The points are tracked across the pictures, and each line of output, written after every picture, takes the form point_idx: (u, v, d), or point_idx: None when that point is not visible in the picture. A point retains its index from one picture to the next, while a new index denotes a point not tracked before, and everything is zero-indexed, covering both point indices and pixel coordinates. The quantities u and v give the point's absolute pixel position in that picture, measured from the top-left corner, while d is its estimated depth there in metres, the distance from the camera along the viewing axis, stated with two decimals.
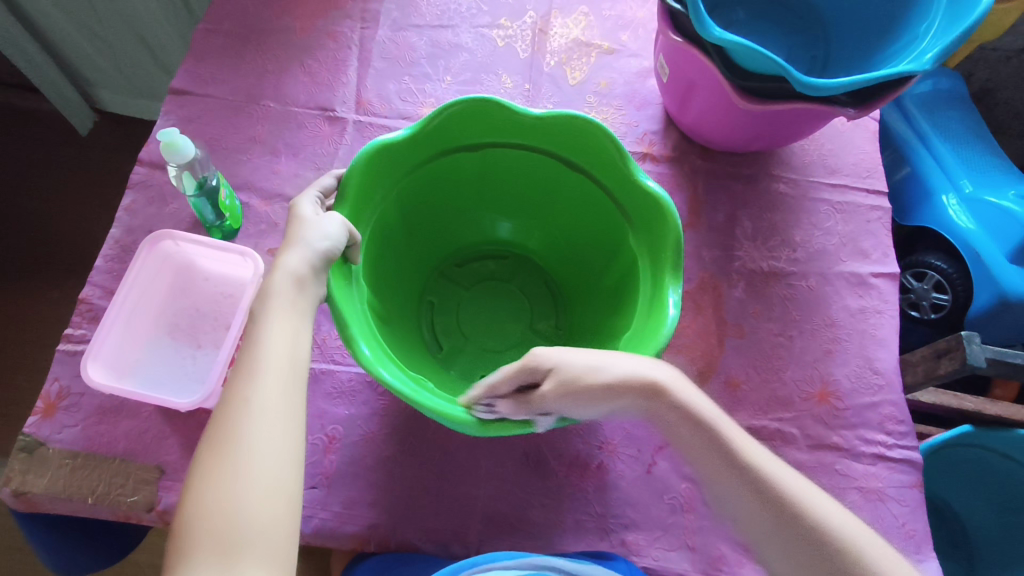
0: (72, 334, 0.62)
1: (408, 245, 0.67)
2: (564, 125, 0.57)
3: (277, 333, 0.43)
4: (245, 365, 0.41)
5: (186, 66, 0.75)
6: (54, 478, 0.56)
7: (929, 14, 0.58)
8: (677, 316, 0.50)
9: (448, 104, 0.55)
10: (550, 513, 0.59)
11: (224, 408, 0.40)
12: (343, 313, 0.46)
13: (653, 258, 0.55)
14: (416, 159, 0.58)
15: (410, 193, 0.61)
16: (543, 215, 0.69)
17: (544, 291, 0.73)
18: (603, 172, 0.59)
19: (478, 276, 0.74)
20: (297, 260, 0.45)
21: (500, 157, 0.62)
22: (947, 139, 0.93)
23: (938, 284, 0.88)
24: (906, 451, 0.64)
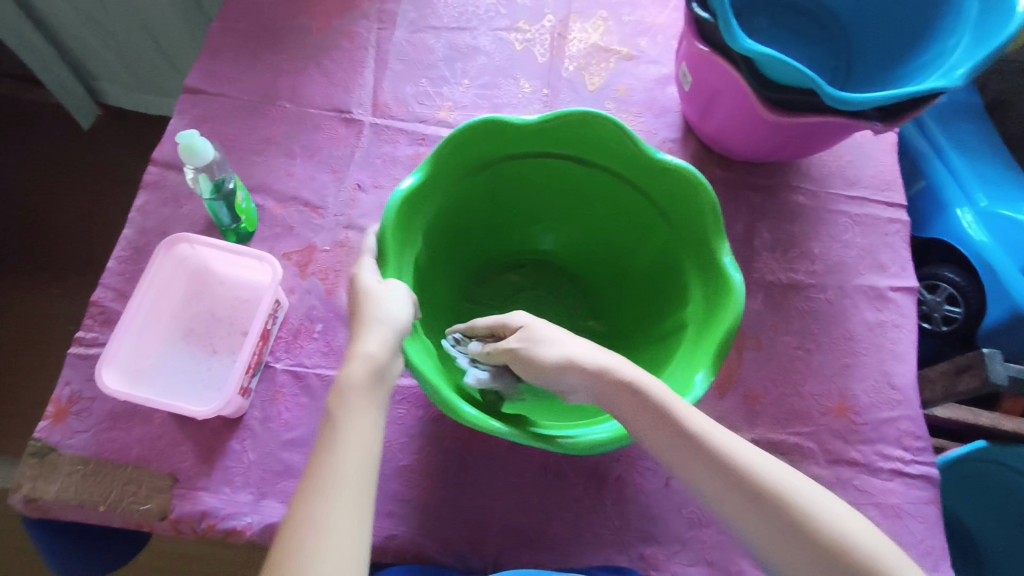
0: (84, 337, 0.61)
1: (441, 270, 0.65)
2: (589, 130, 0.56)
3: (357, 426, 0.42)
4: (316, 471, 0.40)
5: (200, 64, 0.74)
6: (65, 485, 0.56)
7: (957, 29, 0.58)
8: (741, 279, 0.52)
9: (467, 126, 0.53)
10: (568, 526, 0.58)
11: (287, 520, 0.38)
12: (428, 377, 0.45)
13: (704, 245, 0.56)
14: (448, 181, 0.56)
15: (442, 217, 0.60)
16: (566, 219, 0.68)
17: (575, 293, 0.73)
18: (634, 171, 0.58)
19: (506, 292, 0.72)
20: (376, 344, 0.44)
21: (524, 169, 0.61)
22: (962, 152, 0.92)
23: (951, 296, 0.88)
24: (923, 467, 0.64)
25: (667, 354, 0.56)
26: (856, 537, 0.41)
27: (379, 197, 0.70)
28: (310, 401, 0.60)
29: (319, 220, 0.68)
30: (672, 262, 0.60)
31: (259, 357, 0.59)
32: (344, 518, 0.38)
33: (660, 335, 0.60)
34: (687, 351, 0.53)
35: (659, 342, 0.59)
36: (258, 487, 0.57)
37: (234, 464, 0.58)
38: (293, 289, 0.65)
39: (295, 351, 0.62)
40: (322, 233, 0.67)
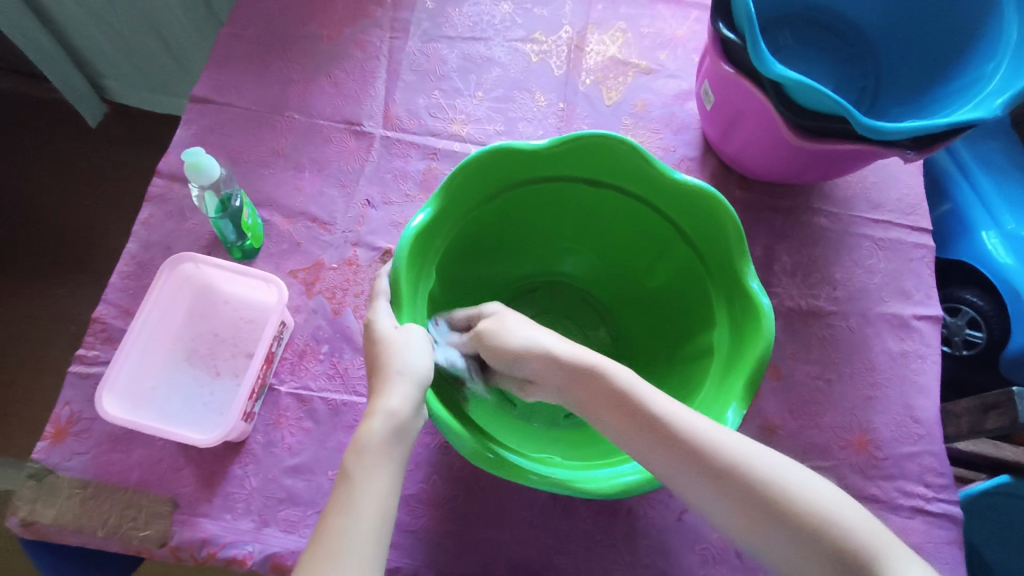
0: (85, 355, 0.59)
1: (455, 300, 0.63)
2: (602, 152, 0.54)
3: (374, 486, 0.40)
4: (328, 535, 0.38)
5: (208, 72, 0.72)
6: (64, 509, 0.54)
7: (995, 54, 0.55)
8: (769, 302, 0.49)
9: (479, 154, 0.52)
10: (577, 560, 0.56)
11: None
12: (453, 428, 0.44)
13: (730, 266, 0.53)
14: (461, 212, 0.54)
15: (455, 247, 0.58)
16: (579, 241, 0.66)
17: (593, 317, 0.71)
18: (651, 192, 0.56)
19: (520, 317, 0.70)
20: (399, 400, 0.43)
21: (536, 195, 0.59)
22: (989, 172, 0.89)
23: (973, 320, 0.87)
24: (946, 505, 0.62)
25: (693, 384, 0.54)
26: (819, 513, 0.40)
27: (389, 214, 0.68)
28: (314, 426, 0.59)
29: (328, 237, 0.66)
30: (695, 284, 0.58)
31: (263, 380, 0.57)
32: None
33: (685, 360, 0.58)
34: (716, 380, 0.51)
35: (684, 367, 0.57)
36: (259, 514, 0.55)
37: (236, 490, 0.56)
38: (299, 308, 0.63)
39: (300, 373, 0.60)
40: (330, 250, 0.66)
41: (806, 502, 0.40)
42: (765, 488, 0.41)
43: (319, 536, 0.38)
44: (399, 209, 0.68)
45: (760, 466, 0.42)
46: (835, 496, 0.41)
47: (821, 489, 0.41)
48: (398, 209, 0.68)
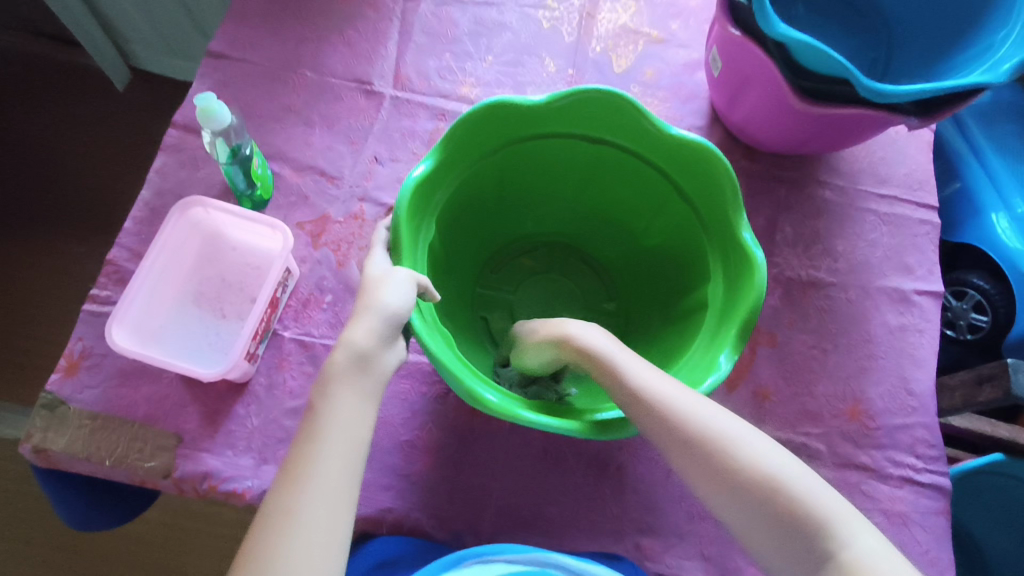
0: (98, 295, 0.62)
1: (455, 256, 0.64)
2: (600, 108, 0.55)
3: (342, 416, 0.42)
4: (306, 446, 0.41)
5: (225, 28, 0.73)
6: (74, 438, 0.57)
7: (1008, 21, 0.54)
8: (763, 257, 0.50)
9: (475, 109, 0.52)
10: (565, 510, 0.58)
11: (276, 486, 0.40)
12: (447, 366, 0.44)
13: (723, 222, 0.54)
14: (462, 164, 0.55)
15: (456, 200, 0.59)
16: (580, 201, 0.67)
17: (587, 274, 0.73)
18: (649, 150, 0.57)
19: (520, 276, 0.72)
20: (365, 336, 0.44)
21: (537, 152, 0.60)
22: (1002, 155, 0.89)
23: (979, 304, 0.85)
24: (935, 476, 0.62)
25: (685, 338, 0.55)
26: (786, 478, 0.42)
27: (396, 171, 0.69)
28: (315, 371, 0.60)
29: (335, 191, 0.68)
30: (691, 243, 0.59)
31: (267, 324, 0.59)
32: (324, 505, 0.39)
33: (680, 317, 0.59)
34: (709, 333, 0.52)
35: (677, 323, 0.58)
36: (259, 452, 0.57)
37: (237, 428, 0.58)
38: (305, 259, 0.65)
39: (304, 320, 0.62)
40: (336, 204, 0.67)
41: (768, 474, 0.42)
42: (743, 467, 0.43)
43: (290, 460, 0.41)
44: (406, 167, 0.69)
45: (742, 446, 0.43)
46: (799, 469, 0.43)
47: (784, 461, 0.43)
48: (404, 167, 0.69)
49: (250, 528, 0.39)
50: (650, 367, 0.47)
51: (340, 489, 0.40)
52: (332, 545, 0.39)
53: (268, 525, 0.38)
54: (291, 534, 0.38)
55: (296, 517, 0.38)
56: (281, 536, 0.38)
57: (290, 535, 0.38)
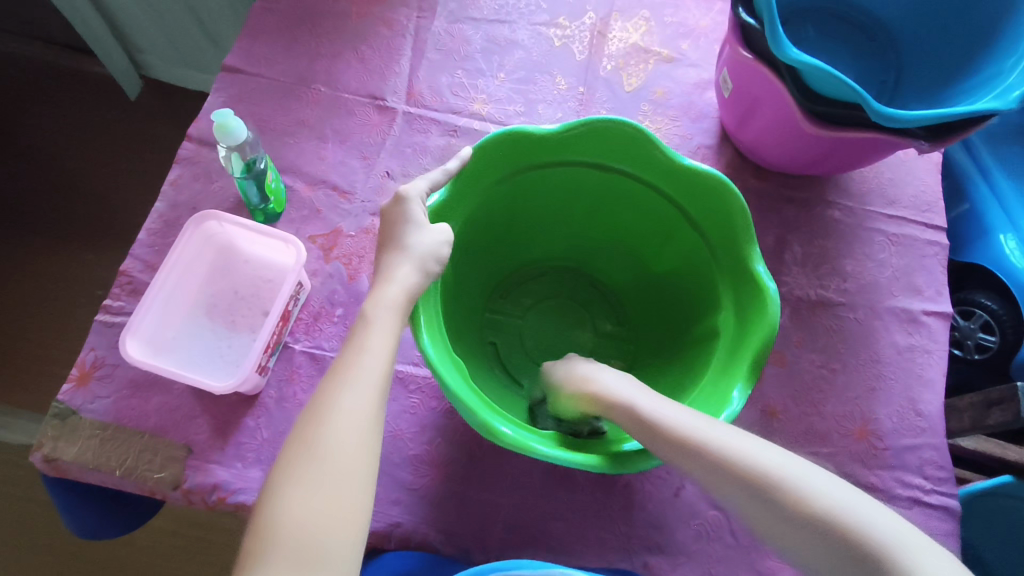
0: (111, 305, 0.62)
1: (467, 280, 0.65)
2: (611, 138, 0.55)
3: (379, 342, 0.44)
4: (342, 368, 0.42)
5: (241, 43, 0.75)
6: (84, 448, 0.57)
7: (1016, 48, 0.55)
8: (775, 287, 0.50)
9: (486, 139, 0.53)
10: (573, 528, 0.58)
11: (312, 409, 0.41)
12: (462, 399, 0.43)
13: (735, 252, 0.54)
14: (474, 193, 0.56)
15: (469, 225, 0.60)
16: (590, 227, 0.68)
17: (596, 298, 0.74)
18: (661, 179, 0.57)
19: (528, 301, 0.73)
20: (407, 271, 0.47)
21: (550, 179, 0.61)
22: (1009, 176, 0.89)
23: (986, 324, 0.84)
24: (944, 498, 0.62)
25: (697, 366, 0.55)
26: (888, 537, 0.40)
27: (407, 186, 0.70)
28: None
29: (347, 206, 0.68)
30: (702, 272, 0.59)
31: (279, 336, 0.60)
32: (358, 426, 0.40)
33: (690, 345, 0.59)
34: (720, 364, 0.52)
35: (688, 350, 0.59)
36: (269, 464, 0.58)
37: (247, 440, 0.58)
38: (317, 272, 0.65)
39: (314, 333, 0.63)
40: (348, 218, 0.68)
41: (826, 504, 0.41)
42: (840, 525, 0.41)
43: (324, 385, 0.42)
44: None
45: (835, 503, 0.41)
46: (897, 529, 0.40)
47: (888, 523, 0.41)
48: None
49: (280, 454, 0.40)
50: (718, 427, 0.45)
51: (374, 411, 0.41)
52: (360, 466, 0.39)
53: (308, 439, 0.39)
54: (326, 450, 0.39)
55: (330, 435, 0.39)
56: (316, 455, 0.39)
57: (324, 456, 0.39)
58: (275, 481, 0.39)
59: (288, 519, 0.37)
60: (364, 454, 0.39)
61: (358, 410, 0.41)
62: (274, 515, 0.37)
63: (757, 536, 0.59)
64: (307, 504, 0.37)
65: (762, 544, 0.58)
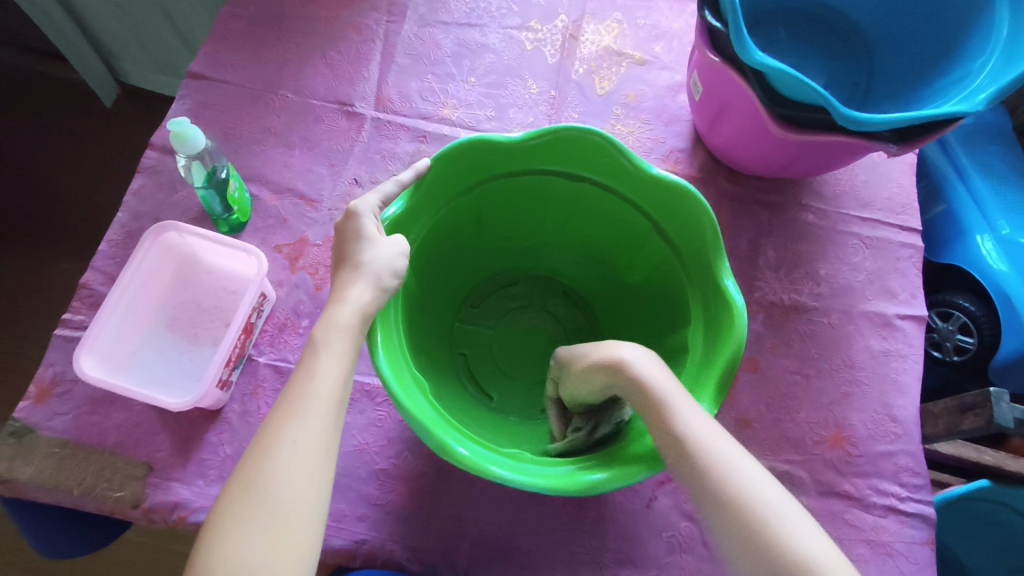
0: (70, 319, 0.61)
1: (433, 291, 0.64)
2: (576, 146, 0.54)
3: (328, 371, 0.42)
4: (291, 402, 0.41)
5: (206, 49, 0.73)
6: (42, 466, 0.55)
7: (985, 49, 0.54)
8: (743, 301, 0.49)
9: (447, 148, 0.52)
10: (542, 542, 0.57)
11: (257, 445, 0.39)
12: (418, 418, 0.42)
13: (704, 262, 0.53)
14: (436, 203, 0.55)
15: (433, 235, 0.58)
16: (561, 235, 0.67)
17: (568, 306, 0.73)
18: (629, 187, 0.56)
19: (499, 310, 0.72)
20: (360, 290, 0.45)
21: (516, 187, 0.60)
22: (986, 176, 0.88)
23: (964, 326, 0.85)
24: (919, 505, 0.61)
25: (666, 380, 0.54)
26: None
27: None
28: None
29: (313, 214, 0.67)
30: (672, 284, 0.58)
31: (242, 349, 0.58)
32: (299, 465, 0.38)
33: (660, 357, 0.58)
34: (689, 380, 0.50)
35: (658, 363, 0.58)
36: None
37: (209, 457, 0.57)
38: (282, 283, 0.64)
39: (279, 345, 0.61)
40: (315, 227, 0.67)
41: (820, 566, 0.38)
42: None
43: (271, 417, 0.40)
44: None
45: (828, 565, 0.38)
46: None
47: None
48: None
49: (224, 490, 0.39)
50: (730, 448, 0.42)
51: (319, 447, 0.39)
52: (303, 510, 0.38)
53: (249, 479, 0.38)
54: (268, 493, 0.37)
55: (271, 476, 0.38)
56: (258, 496, 0.37)
57: (262, 497, 0.37)
58: (214, 520, 0.38)
59: (221, 565, 0.36)
60: (305, 497, 0.38)
61: (300, 446, 0.39)
62: (210, 558, 0.36)
63: None
64: (241, 549, 0.36)
65: None
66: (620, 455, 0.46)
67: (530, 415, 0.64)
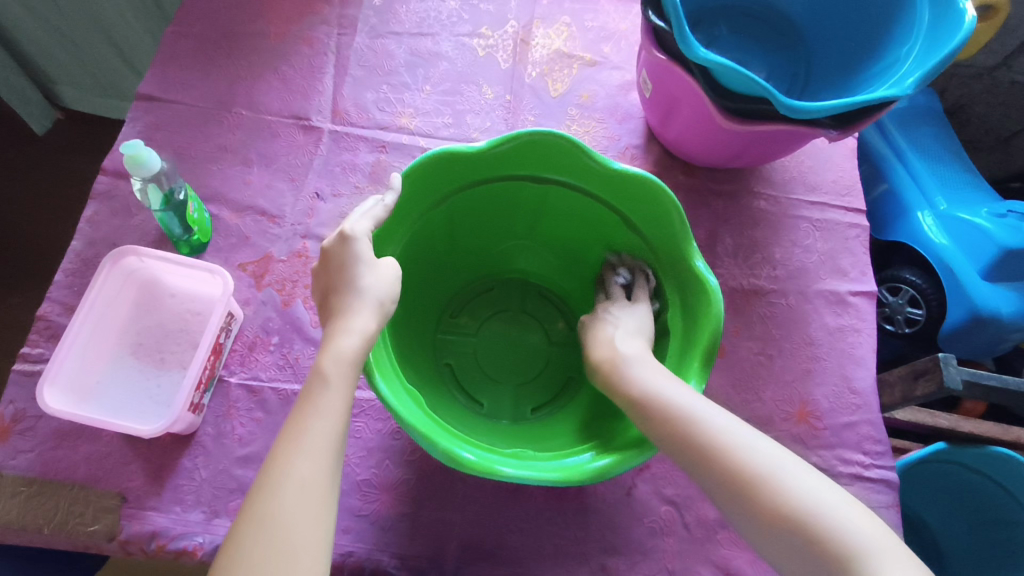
0: (29, 353, 0.59)
1: (414, 305, 0.64)
2: (541, 150, 0.55)
3: (331, 408, 0.42)
4: (292, 439, 0.41)
5: (154, 70, 0.72)
6: (8, 507, 0.54)
7: (911, 38, 0.58)
8: (717, 280, 0.51)
9: (414, 165, 0.52)
10: (528, 538, 0.57)
11: (260, 485, 0.39)
12: (420, 430, 0.42)
13: (676, 247, 0.55)
14: (409, 218, 0.55)
15: (409, 247, 0.59)
16: (533, 236, 0.68)
17: (543, 303, 0.74)
18: (597, 185, 0.58)
19: (478, 317, 0.73)
20: (365, 321, 0.45)
21: (487, 193, 0.60)
22: (922, 155, 0.94)
23: (913, 299, 0.89)
24: (883, 471, 0.64)
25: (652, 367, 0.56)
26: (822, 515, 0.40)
27: (339, 206, 0.68)
28: (265, 416, 0.59)
29: (277, 230, 0.67)
30: (646, 273, 0.60)
31: (212, 371, 0.58)
32: (308, 503, 0.38)
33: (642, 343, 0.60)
34: (676, 361, 0.54)
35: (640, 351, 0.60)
36: (209, 505, 0.55)
37: (185, 482, 0.56)
38: (249, 301, 0.63)
39: (250, 364, 0.61)
40: (279, 242, 0.66)
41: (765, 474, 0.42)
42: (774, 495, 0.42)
43: (275, 456, 0.40)
44: (349, 201, 0.69)
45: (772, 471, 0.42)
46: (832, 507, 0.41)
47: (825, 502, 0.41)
48: (347, 202, 0.69)
49: (228, 539, 0.38)
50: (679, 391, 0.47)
51: (324, 483, 0.39)
52: (311, 545, 0.37)
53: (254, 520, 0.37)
54: (275, 532, 0.37)
55: (278, 514, 0.37)
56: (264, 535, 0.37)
57: (267, 537, 0.37)
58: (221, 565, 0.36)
59: None
60: (311, 531, 0.37)
61: (309, 484, 0.39)
62: None
63: (709, 526, 0.59)
64: None
65: (714, 534, 0.59)
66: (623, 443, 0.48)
67: (521, 416, 0.66)
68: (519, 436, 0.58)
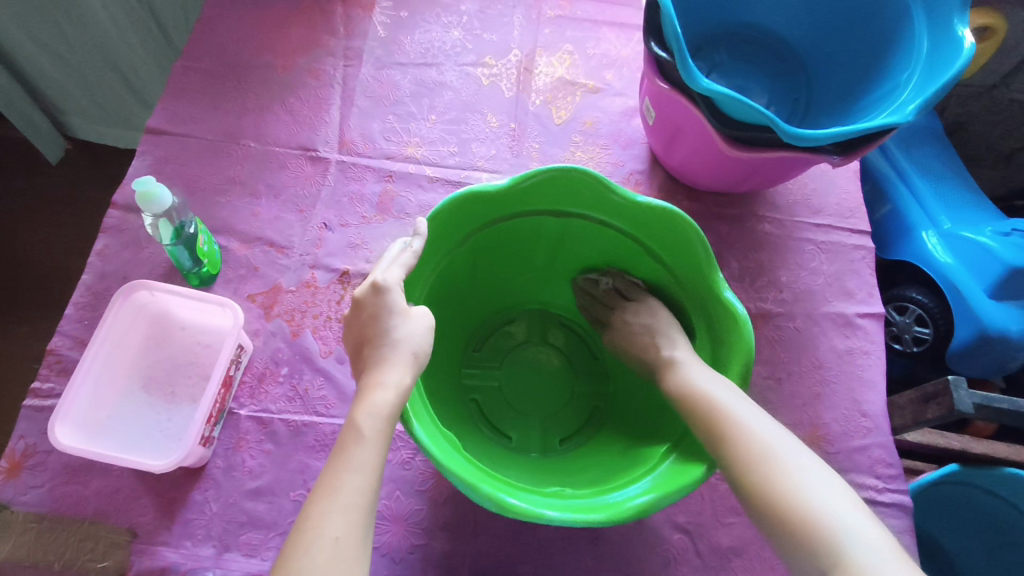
0: (40, 389, 0.59)
1: (437, 340, 0.64)
2: (565, 184, 0.56)
3: (365, 464, 0.42)
4: (326, 494, 0.41)
5: (164, 105, 0.73)
6: (18, 544, 0.53)
7: (910, 66, 0.59)
8: (743, 306, 0.52)
9: (441, 207, 0.53)
10: (541, 569, 0.57)
11: (295, 540, 0.39)
12: (462, 476, 0.42)
13: (703, 274, 0.56)
14: (434, 256, 0.56)
15: (435, 283, 0.59)
16: (553, 267, 0.69)
17: (565, 333, 0.74)
18: (621, 218, 0.58)
19: (501, 351, 0.72)
20: (398, 373, 0.46)
21: (510, 228, 0.61)
22: (923, 175, 0.94)
23: (920, 318, 0.88)
24: (896, 495, 0.63)
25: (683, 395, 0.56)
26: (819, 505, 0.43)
27: (347, 236, 0.69)
28: (275, 447, 0.59)
29: (285, 261, 0.67)
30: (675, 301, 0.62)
31: (222, 404, 0.58)
32: (338, 561, 0.38)
33: None
34: None
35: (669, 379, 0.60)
36: (220, 539, 0.55)
37: (195, 516, 0.56)
38: (258, 332, 0.64)
39: (259, 397, 0.61)
40: (287, 273, 0.67)
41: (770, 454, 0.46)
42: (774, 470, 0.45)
43: (307, 511, 0.40)
44: (356, 231, 0.69)
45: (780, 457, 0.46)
46: (838, 503, 0.43)
47: (830, 494, 0.44)
48: (355, 231, 0.69)
49: None
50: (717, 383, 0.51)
51: (356, 542, 0.39)
52: None
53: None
54: None
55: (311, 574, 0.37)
56: None
57: None
58: None
59: None
60: None
61: (342, 542, 0.39)
62: None
63: (723, 554, 0.59)
64: None
65: (727, 562, 0.59)
66: (663, 480, 0.48)
67: (550, 450, 0.65)
68: (552, 470, 0.58)
